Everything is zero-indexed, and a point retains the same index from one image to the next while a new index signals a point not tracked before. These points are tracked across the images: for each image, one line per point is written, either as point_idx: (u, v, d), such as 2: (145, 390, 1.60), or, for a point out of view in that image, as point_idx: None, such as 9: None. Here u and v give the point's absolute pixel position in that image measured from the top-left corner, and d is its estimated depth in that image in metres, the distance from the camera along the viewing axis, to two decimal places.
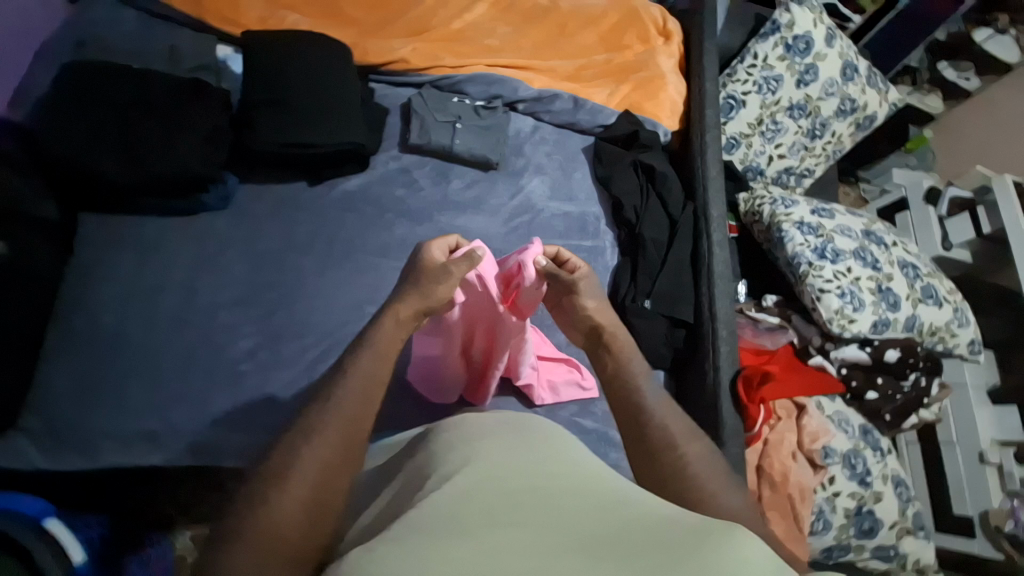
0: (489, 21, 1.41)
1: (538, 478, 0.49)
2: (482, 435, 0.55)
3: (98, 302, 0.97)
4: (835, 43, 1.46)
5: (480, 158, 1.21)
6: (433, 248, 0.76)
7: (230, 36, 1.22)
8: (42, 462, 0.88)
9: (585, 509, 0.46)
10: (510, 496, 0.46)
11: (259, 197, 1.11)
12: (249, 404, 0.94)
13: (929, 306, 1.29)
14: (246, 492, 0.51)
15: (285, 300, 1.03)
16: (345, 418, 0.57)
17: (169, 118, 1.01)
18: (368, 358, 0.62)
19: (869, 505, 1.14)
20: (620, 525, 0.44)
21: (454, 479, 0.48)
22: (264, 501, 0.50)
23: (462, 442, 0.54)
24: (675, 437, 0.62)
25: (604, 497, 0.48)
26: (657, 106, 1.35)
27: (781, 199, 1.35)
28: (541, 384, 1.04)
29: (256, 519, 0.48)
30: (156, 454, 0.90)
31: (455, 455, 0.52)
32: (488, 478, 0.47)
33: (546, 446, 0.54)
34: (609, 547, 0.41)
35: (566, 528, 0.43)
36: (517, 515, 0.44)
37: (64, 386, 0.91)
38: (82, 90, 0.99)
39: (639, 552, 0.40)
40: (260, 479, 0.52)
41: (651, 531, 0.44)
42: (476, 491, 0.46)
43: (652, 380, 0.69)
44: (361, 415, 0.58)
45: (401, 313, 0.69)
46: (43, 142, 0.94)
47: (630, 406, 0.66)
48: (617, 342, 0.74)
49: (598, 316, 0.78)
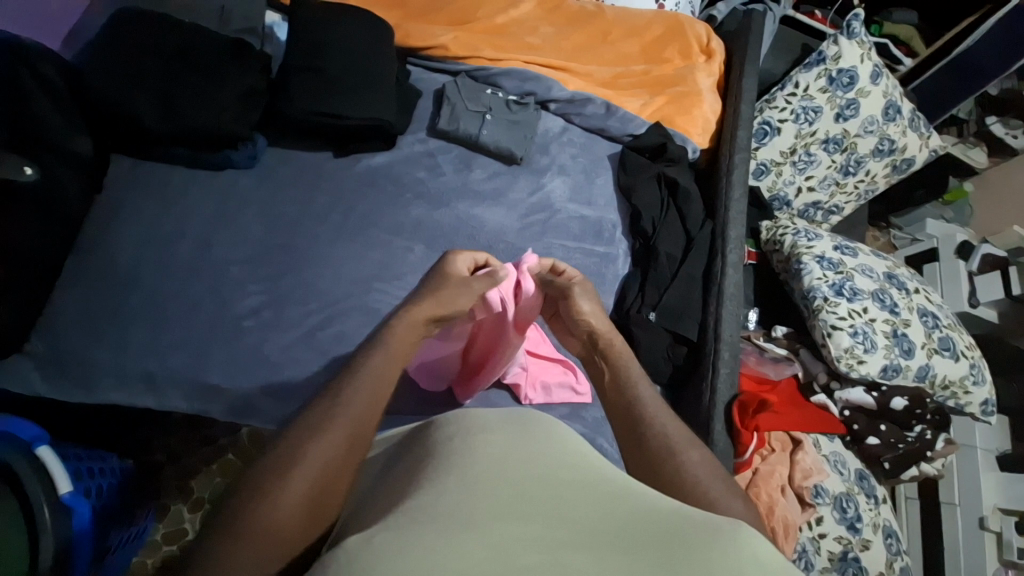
0: (533, 19, 1.42)
1: (539, 471, 0.47)
2: (483, 427, 0.54)
3: (117, 243, 1.00)
4: (880, 81, 1.43)
5: (505, 151, 1.22)
6: (458, 260, 0.80)
7: (280, 4, 1.26)
8: (46, 386, 0.92)
9: (589, 503, 0.44)
10: (513, 485, 0.45)
11: (284, 162, 1.13)
12: (246, 360, 0.96)
13: (944, 358, 1.24)
14: (245, 483, 0.50)
15: (295, 264, 1.05)
16: (353, 417, 0.56)
17: (210, 74, 1.05)
18: (380, 357, 0.63)
19: (855, 552, 1.10)
20: (626, 518, 0.43)
21: (456, 472, 0.47)
22: (264, 498, 0.49)
23: (463, 436, 0.53)
24: (674, 444, 0.60)
25: (609, 494, 0.46)
26: (689, 122, 1.34)
27: (804, 231, 1.33)
28: (531, 383, 1.04)
29: (254, 514, 0.48)
30: (152, 396, 0.93)
31: (456, 447, 0.51)
32: (490, 469, 0.47)
33: (548, 440, 0.53)
34: (617, 540, 0.40)
35: (569, 521, 0.41)
36: (522, 507, 0.42)
37: (76, 318, 0.95)
38: (131, 38, 1.03)
39: (649, 549, 0.39)
40: (260, 472, 0.51)
41: (659, 527, 0.42)
42: (479, 482, 0.45)
43: (649, 387, 0.68)
44: (360, 397, 0.58)
45: (418, 315, 0.70)
46: (89, 83, 0.98)
47: (628, 414, 0.65)
48: (615, 351, 0.74)
49: (595, 324, 0.79)
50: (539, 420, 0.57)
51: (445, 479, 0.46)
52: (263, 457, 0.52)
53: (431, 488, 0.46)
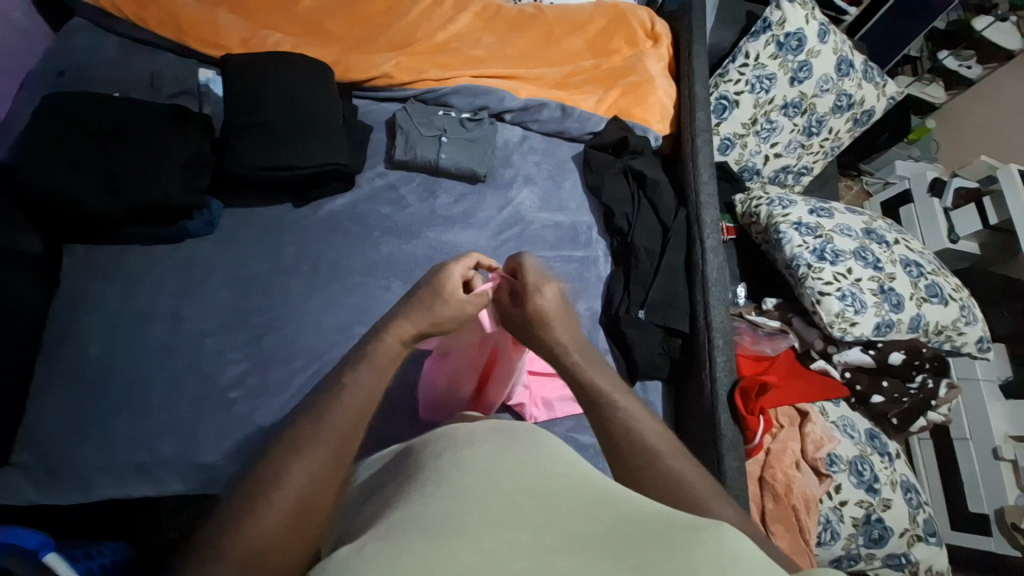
0: (474, 32, 1.39)
1: (528, 478, 0.46)
2: (472, 440, 0.52)
3: (86, 334, 0.98)
4: (829, 38, 1.42)
5: (467, 171, 1.19)
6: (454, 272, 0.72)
7: (212, 59, 1.23)
8: (36, 496, 0.89)
9: (579, 508, 0.43)
10: (503, 493, 0.43)
11: (244, 222, 1.11)
12: (238, 431, 0.93)
13: (934, 305, 1.25)
14: (226, 509, 0.49)
15: (273, 324, 1.03)
16: (337, 435, 0.54)
17: (149, 146, 1.01)
18: (374, 377, 0.59)
19: (878, 512, 1.11)
20: (613, 520, 0.42)
21: (445, 484, 0.45)
22: (244, 520, 0.47)
23: (450, 451, 0.51)
24: (658, 450, 0.57)
25: (598, 494, 0.45)
26: (646, 110, 1.33)
27: (778, 199, 1.32)
28: (533, 402, 1.02)
29: (236, 539, 0.46)
30: (148, 486, 0.90)
31: (443, 461, 0.50)
32: (480, 479, 0.45)
33: (535, 445, 0.52)
34: (604, 543, 0.38)
35: (560, 528, 0.40)
36: (512, 513, 0.41)
37: (56, 418, 0.92)
38: (61, 123, 0.99)
39: (635, 548, 0.38)
40: (236, 498, 0.50)
41: (647, 526, 0.41)
42: (469, 491, 0.44)
43: (628, 395, 0.64)
44: (334, 427, 0.54)
45: (405, 333, 0.66)
46: (24, 178, 0.95)
47: (610, 425, 0.60)
48: (585, 361, 0.68)
49: (562, 338, 0.71)
50: (529, 428, 0.56)
51: (434, 491, 0.45)
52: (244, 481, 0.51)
53: (420, 499, 0.44)
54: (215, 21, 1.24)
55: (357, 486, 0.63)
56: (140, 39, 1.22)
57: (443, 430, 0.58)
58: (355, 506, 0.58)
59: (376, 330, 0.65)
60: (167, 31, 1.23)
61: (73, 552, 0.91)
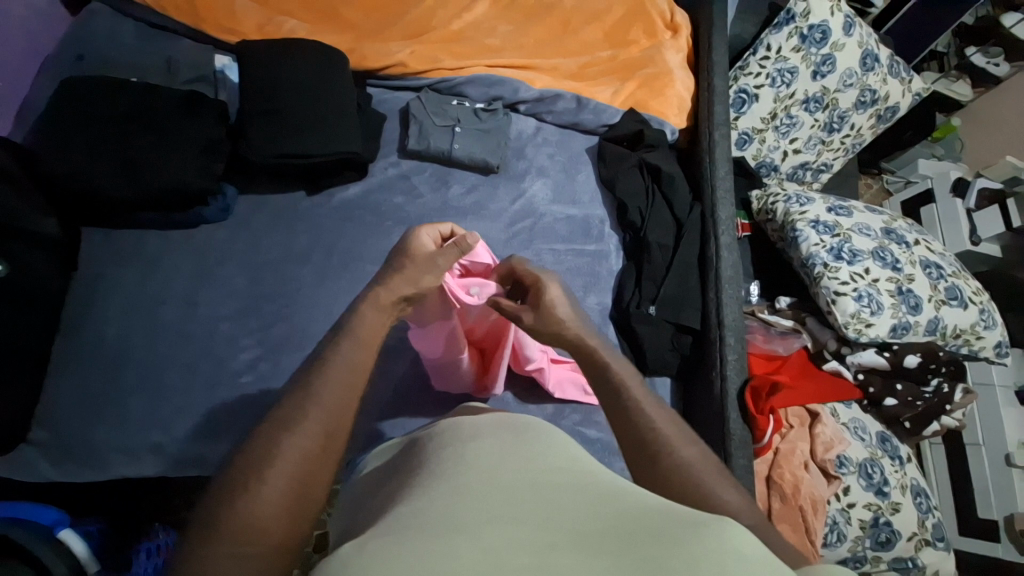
0: (490, 20, 1.37)
1: (529, 474, 0.46)
2: (476, 436, 0.53)
3: (103, 317, 0.99)
4: (854, 31, 1.38)
5: (480, 162, 1.19)
6: (422, 235, 0.77)
7: (228, 45, 1.22)
8: (54, 473, 0.91)
9: (580, 503, 0.43)
10: (506, 489, 0.43)
11: (258, 208, 1.11)
12: (248, 414, 0.95)
13: (953, 308, 1.22)
14: (227, 479, 0.50)
15: (285, 311, 1.03)
16: (335, 406, 0.55)
17: (164, 131, 1.02)
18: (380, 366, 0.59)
19: (885, 516, 1.10)
20: (615, 515, 0.41)
21: (449, 482, 0.45)
22: (244, 495, 0.48)
23: (452, 447, 0.52)
24: (668, 440, 0.57)
25: (601, 489, 0.45)
26: (663, 103, 1.31)
27: (795, 196, 1.29)
28: (549, 378, 1.01)
29: (237, 515, 0.47)
30: (161, 466, 0.92)
31: (448, 457, 0.50)
32: (483, 477, 0.45)
33: (538, 440, 0.52)
34: (602, 539, 0.39)
35: (559, 522, 0.40)
36: (514, 510, 0.41)
37: (73, 399, 0.94)
38: (79, 107, 1.00)
39: (634, 546, 0.38)
40: (235, 482, 0.49)
41: (646, 522, 0.41)
42: (472, 487, 0.44)
43: (638, 382, 0.62)
44: (346, 412, 0.56)
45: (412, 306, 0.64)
46: (44, 161, 0.96)
47: (620, 413, 0.59)
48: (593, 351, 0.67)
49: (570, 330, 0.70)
50: (534, 423, 0.56)
51: (438, 488, 0.45)
52: (242, 457, 0.51)
53: (424, 495, 0.45)
54: (232, 7, 1.24)
55: (365, 478, 0.64)
56: (157, 25, 1.23)
57: (448, 422, 0.58)
58: (363, 497, 0.58)
59: (382, 315, 0.65)
60: (183, 16, 1.23)
61: (80, 528, 0.95)
